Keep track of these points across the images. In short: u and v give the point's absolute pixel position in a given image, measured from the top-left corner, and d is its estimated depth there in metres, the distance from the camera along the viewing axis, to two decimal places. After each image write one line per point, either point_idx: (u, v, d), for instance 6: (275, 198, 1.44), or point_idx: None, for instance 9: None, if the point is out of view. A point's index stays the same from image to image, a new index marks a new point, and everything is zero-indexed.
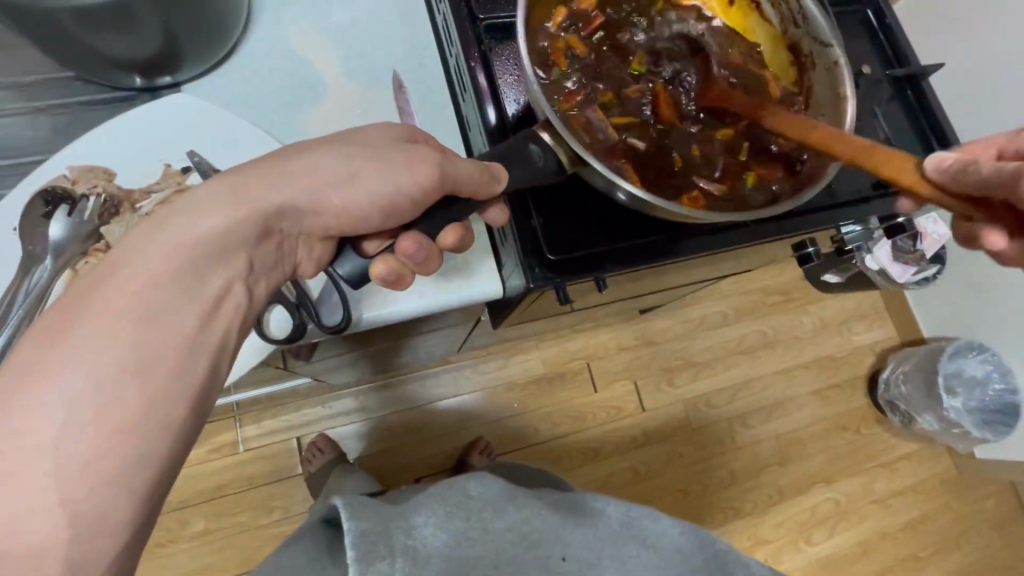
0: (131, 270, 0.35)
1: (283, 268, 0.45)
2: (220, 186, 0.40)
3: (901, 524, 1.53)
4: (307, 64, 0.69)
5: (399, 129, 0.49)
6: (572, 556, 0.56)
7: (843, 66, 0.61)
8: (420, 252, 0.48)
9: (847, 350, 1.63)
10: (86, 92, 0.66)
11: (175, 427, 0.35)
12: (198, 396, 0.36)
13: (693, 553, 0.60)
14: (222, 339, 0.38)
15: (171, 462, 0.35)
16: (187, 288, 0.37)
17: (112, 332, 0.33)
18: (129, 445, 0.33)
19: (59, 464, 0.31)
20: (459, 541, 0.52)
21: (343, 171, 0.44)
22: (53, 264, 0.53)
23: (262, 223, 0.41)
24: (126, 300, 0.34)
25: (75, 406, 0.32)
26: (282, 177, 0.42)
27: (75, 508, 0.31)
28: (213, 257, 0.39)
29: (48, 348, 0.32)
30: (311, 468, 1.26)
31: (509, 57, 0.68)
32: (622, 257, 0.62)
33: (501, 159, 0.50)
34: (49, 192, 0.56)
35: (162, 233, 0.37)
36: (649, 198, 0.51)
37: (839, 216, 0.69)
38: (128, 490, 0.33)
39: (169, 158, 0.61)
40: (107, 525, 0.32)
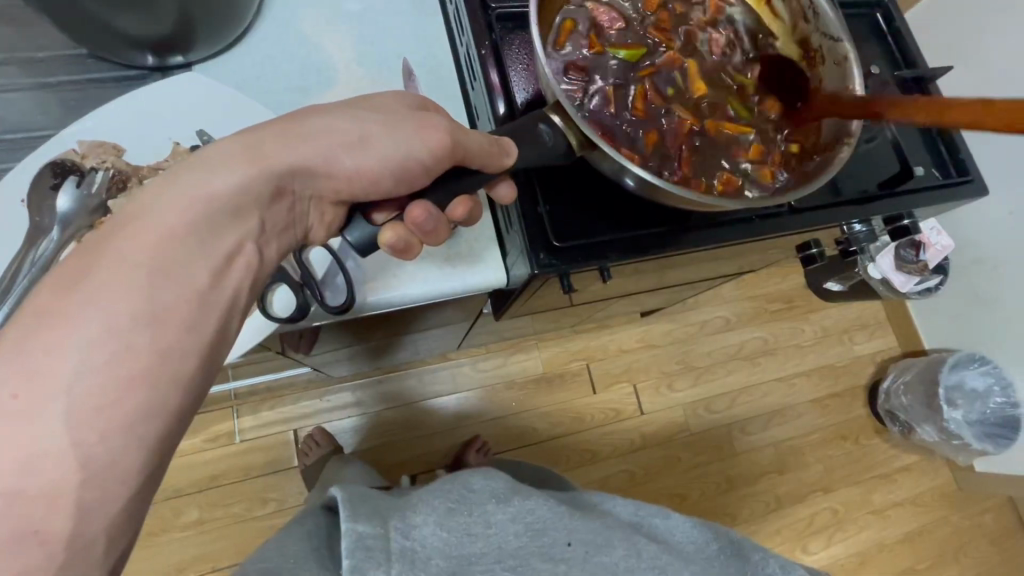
0: (145, 220, 0.35)
1: (295, 231, 0.45)
2: (236, 144, 0.40)
3: (899, 536, 1.52)
4: (318, 49, 0.70)
5: (410, 98, 0.49)
6: (577, 541, 0.53)
7: (853, 61, 0.61)
8: (429, 220, 0.48)
9: (847, 359, 1.63)
10: (97, 69, 0.66)
11: (186, 379, 0.35)
12: (208, 348, 0.36)
13: (707, 546, 0.59)
14: (233, 296, 0.38)
15: (180, 413, 0.35)
16: (201, 241, 0.37)
17: (127, 280, 0.33)
18: (140, 392, 0.33)
19: (71, 407, 0.31)
20: (459, 538, 0.52)
21: (356, 134, 0.45)
22: (60, 236, 0.52)
23: (275, 183, 0.41)
24: (140, 250, 0.34)
25: (88, 351, 0.32)
26: (296, 137, 0.43)
27: (87, 452, 0.31)
28: (227, 213, 0.39)
29: (66, 293, 0.32)
30: (306, 461, 1.26)
31: (519, 45, 0.68)
32: (628, 246, 0.62)
33: (512, 135, 0.50)
34: (59, 164, 0.55)
35: (177, 188, 0.37)
36: (658, 181, 0.51)
37: (846, 213, 0.69)
38: (138, 438, 0.33)
39: (179, 136, 0.61)
40: (117, 473, 0.32)
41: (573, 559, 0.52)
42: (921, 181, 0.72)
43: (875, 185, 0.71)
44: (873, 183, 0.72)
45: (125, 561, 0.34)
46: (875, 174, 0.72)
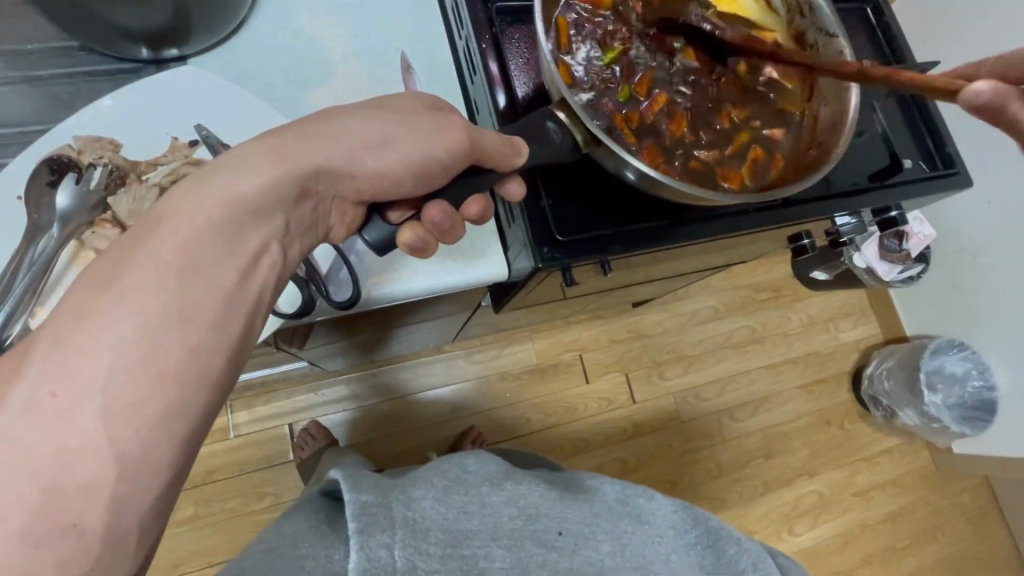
0: (174, 221, 0.35)
1: (317, 230, 0.45)
2: (261, 146, 0.40)
3: (881, 516, 1.58)
4: (317, 42, 0.69)
5: (425, 98, 0.50)
6: (569, 530, 0.55)
7: (847, 56, 0.63)
8: (446, 220, 0.49)
9: (832, 346, 1.67)
10: (90, 62, 0.65)
11: (214, 377, 0.35)
12: (235, 347, 0.36)
13: (687, 531, 0.60)
14: (259, 294, 0.38)
15: (209, 411, 0.35)
16: (228, 241, 0.37)
17: (157, 280, 0.33)
18: (170, 390, 0.33)
19: (105, 404, 0.31)
20: (457, 514, 0.53)
21: (377, 135, 0.45)
22: (59, 233, 0.52)
23: (300, 185, 0.41)
24: (170, 250, 0.34)
25: (121, 351, 0.32)
26: (318, 138, 0.43)
27: (120, 450, 0.31)
28: (252, 214, 0.39)
29: (100, 293, 0.33)
30: (303, 455, 1.27)
31: (520, 40, 0.69)
32: (628, 240, 0.63)
33: (523, 133, 0.51)
34: (55, 161, 0.54)
35: (204, 189, 0.37)
36: (658, 175, 0.52)
37: (835, 207, 0.70)
38: (169, 436, 0.33)
39: (178, 132, 0.60)
40: (149, 470, 0.32)
41: (564, 547, 0.54)
42: (907, 174, 0.74)
43: (865, 178, 0.73)
44: (863, 175, 0.73)
45: (151, 557, 0.34)
46: (865, 167, 0.74)
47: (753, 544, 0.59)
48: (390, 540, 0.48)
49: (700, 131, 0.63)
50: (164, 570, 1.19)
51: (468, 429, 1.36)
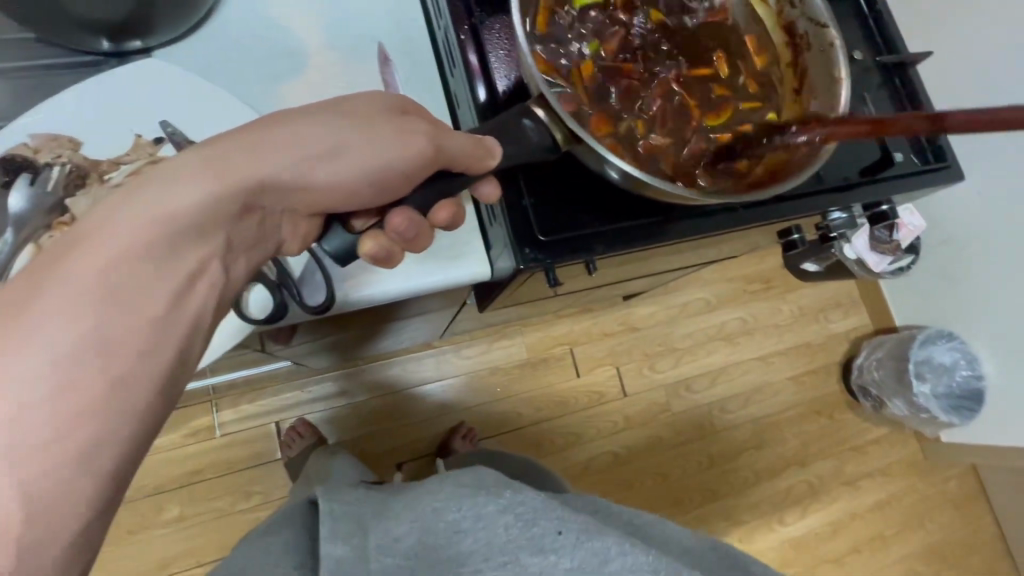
0: (97, 241, 0.33)
1: (266, 245, 0.43)
2: (197, 158, 0.37)
3: (870, 504, 1.59)
4: (289, 33, 0.66)
5: (388, 99, 0.47)
6: (569, 530, 0.48)
7: (838, 48, 0.61)
8: (410, 228, 0.47)
9: (823, 337, 1.67)
10: (49, 54, 0.62)
11: (142, 408, 0.33)
12: (168, 375, 0.34)
13: (704, 554, 0.55)
14: (196, 317, 0.36)
15: (137, 443, 0.33)
16: (160, 262, 0.35)
17: (75, 307, 0.31)
18: (89, 425, 0.31)
19: (14, 441, 0.29)
20: (447, 538, 0.48)
21: (329, 143, 0.42)
22: (14, 238, 0.50)
23: (243, 201, 0.39)
24: (91, 274, 0.32)
25: (32, 385, 0.29)
26: (260, 147, 0.40)
27: (32, 488, 0.29)
28: (188, 232, 0.36)
29: (10, 320, 0.30)
30: (289, 453, 1.25)
31: (501, 31, 0.65)
32: (613, 238, 0.61)
33: (497, 131, 0.50)
34: (9, 162, 0.52)
35: (132, 205, 0.34)
36: (640, 175, 0.51)
37: (827, 202, 0.69)
38: (88, 472, 0.31)
39: (141, 128, 0.58)
40: (66, 510, 0.30)
41: (564, 548, 0.47)
42: (900, 167, 0.73)
43: (856, 173, 0.71)
44: (855, 169, 0.72)
45: None
46: (857, 161, 0.72)
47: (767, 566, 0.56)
48: None
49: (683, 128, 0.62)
50: (152, 569, 1.18)
51: (460, 424, 1.35)
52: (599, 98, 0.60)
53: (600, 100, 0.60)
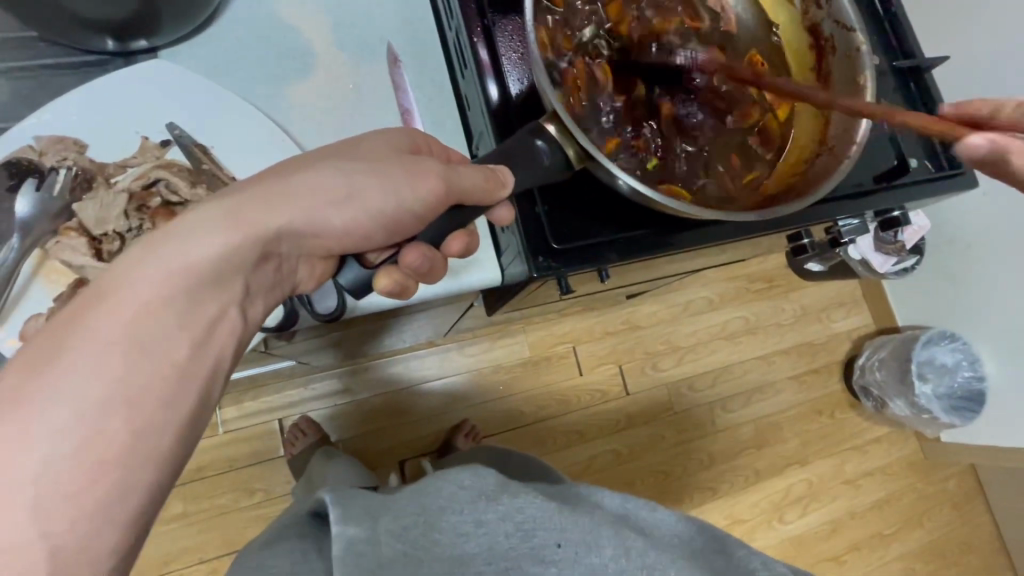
0: (120, 293, 0.32)
1: (282, 289, 0.43)
2: (217, 207, 0.37)
3: (869, 503, 1.60)
4: (296, 33, 0.65)
5: (399, 138, 0.48)
6: (568, 543, 0.46)
7: (865, 52, 0.60)
8: (424, 263, 0.46)
9: (825, 336, 1.67)
10: (52, 54, 0.60)
11: (162, 457, 0.32)
12: (188, 423, 0.33)
13: (694, 539, 0.54)
14: (215, 364, 0.35)
15: (158, 491, 0.32)
16: (181, 312, 0.34)
17: (98, 361, 0.31)
18: (111, 476, 0.30)
19: (37, 498, 0.28)
20: (450, 539, 0.47)
21: (342, 189, 0.42)
22: (21, 244, 0.49)
23: (260, 249, 0.38)
24: (113, 327, 0.31)
25: (57, 439, 0.29)
26: (281, 197, 0.39)
27: (56, 541, 0.29)
28: (208, 281, 0.35)
29: (33, 375, 0.30)
30: (295, 450, 1.23)
31: (513, 32, 0.64)
32: (626, 248, 0.60)
33: (508, 160, 0.48)
34: (14, 164, 0.52)
35: (155, 257, 0.34)
36: (649, 193, 0.50)
37: (839, 210, 0.68)
38: (110, 523, 0.30)
39: (146, 131, 0.57)
40: (89, 560, 0.30)
41: (565, 563, 0.46)
42: (914, 173, 0.72)
43: (871, 178, 0.71)
44: (869, 176, 0.71)
45: None
46: (872, 167, 0.71)
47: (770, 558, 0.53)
48: None
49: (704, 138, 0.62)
50: (154, 566, 1.17)
51: (462, 423, 1.35)
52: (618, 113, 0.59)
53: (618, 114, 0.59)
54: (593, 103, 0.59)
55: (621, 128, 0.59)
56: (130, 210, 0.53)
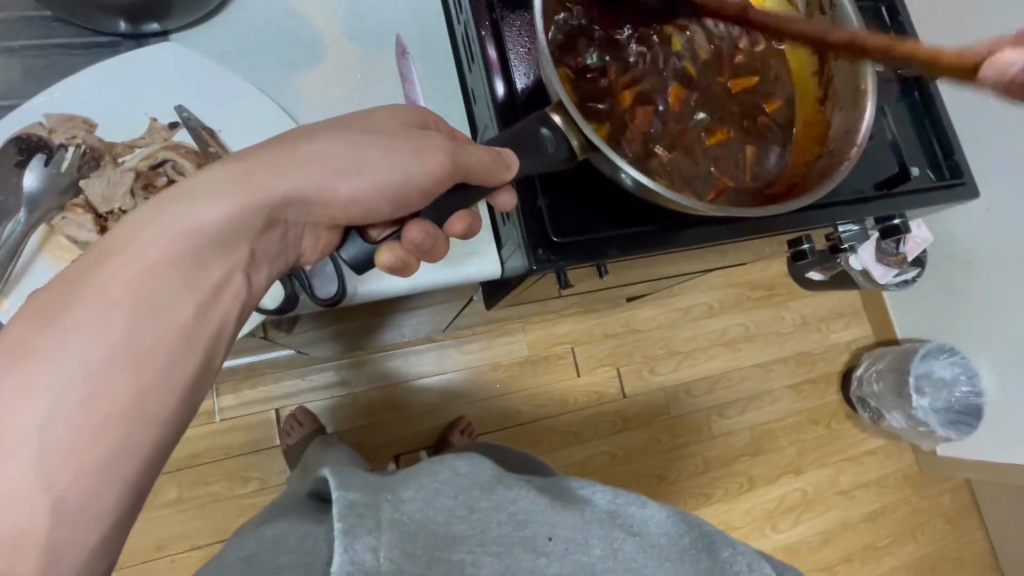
0: (128, 253, 0.33)
1: (286, 256, 0.42)
2: (226, 173, 0.37)
3: (863, 515, 1.60)
4: (306, 21, 0.65)
5: (409, 115, 0.48)
6: (559, 537, 0.48)
7: (867, 59, 0.61)
8: (427, 241, 0.46)
9: (824, 346, 1.67)
10: (65, 34, 0.61)
11: (164, 419, 0.32)
12: (190, 385, 0.34)
13: (682, 536, 0.53)
14: (219, 329, 0.36)
15: (159, 451, 0.32)
16: (187, 275, 0.34)
17: (105, 317, 0.31)
18: (114, 433, 0.30)
19: (41, 449, 0.28)
20: (443, 518, 0.46)
21: (350, 160, 0.42)
22: (28, 218, 0.50)
23: (268, 213, 0.39)
24: (120, 285, 0.32)
25: (62, 392, 0.29)
26: (285, 166, 0.40)
27: (57, 495, 0.29)
28: (214, 246, 0.36)
29: (41, 329, 0.30)
30: (288, 441, 1.25)
31: (522, 28, 0.65)
32: (625, 244, 0.60)
33: (517, 143, 0.49)
34: (24, 140, 0.52)
35: (162, 219, 0.34)
36: (653, 185, 0.50)
37: (838, 215, 0.69)
38: (112, 480, 0.30)
39: (155, 112, 0.57)
40: (87, 517, 0.29)
41: (554, 554, 0.47)
42: (915, 182, 0.72)
43: (872, 185, 0.71)
44: (869, 183, 0.71)
45: None
46: (873, 173, 0.72)
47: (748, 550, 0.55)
48: (376, 542, 0.43)
49: (707, 143, 0.61)
50: (147, 551, 1.18)
51: (457, 420, 1.35)
52: (626, 113, 0.60)
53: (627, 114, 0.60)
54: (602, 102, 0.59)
55: (630, 127, 0.59)
56: (137, 189, 0.54)
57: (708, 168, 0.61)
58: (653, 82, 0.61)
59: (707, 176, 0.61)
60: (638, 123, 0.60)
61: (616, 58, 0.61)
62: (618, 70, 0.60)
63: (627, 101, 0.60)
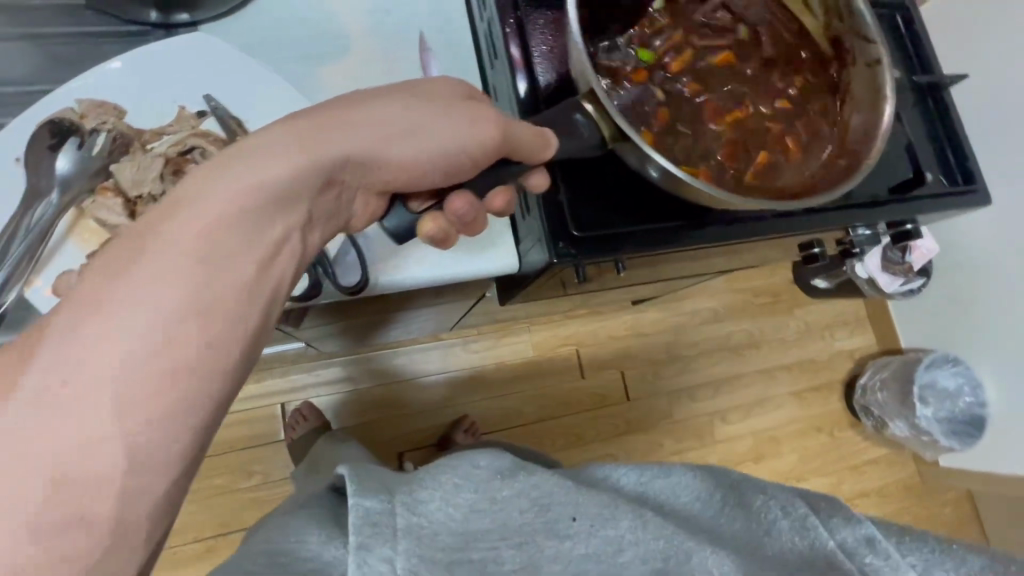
0: (195, 207, 0.33)
1: (339, 218, 0.43)
2: (288, 132, 0.37)
3: None
4: (332, 15, 0.67)
5: (460, 86, 0.47)
6: (583, 515, 0.46)
7: (885, 65, 0.61)
8: (470, 212, 0.47)
9: (828, 354, 1.67)
10: (94, 22, 0.62)
11: (228, 370, 0.33)
12: (251, 340, 0.34)
13: (712, 497, 0.54)
14: (278, 286, 0.36)
15: (222, 403, 0.33)
16: (251, 230, 0.35)
17: (176, 268, 0.31)
18: (184, 382, 0.31)
19: (117, 396, 0.29)
20: (464, 515, 0.45)
21: (406, 123, 0.42)
22: (59, 200, 0.51)
23: (325, 175, 0.39)
24: (188, 237, 0.32)
25: (137, 340, 0.30)
26: (346, 127, 0.40)
27: (133, 440, 0.29)
28: (277, 203, 0.36)
29: (115, 279, 0.30)
30: (294, 435, 1.25)
31: (543, 27, 0.65)
32: (643, 240, 0.61)
33: (551, 125, 0.50)
34: (57, 124, 0.53)
35: (227, 175, 0.35)
36: (681, 174, 0.51)
37: (853, 217, 0.69)
38: (180, 429, 0.31)
39: (185, 101, 0.58)
40: (159, 464, 0.30)
41: (578, 534, 0.45)
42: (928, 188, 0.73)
43: (885, 189, 0.72)
44: (883, 188, 0.72)
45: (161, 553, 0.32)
46: (887, 178, 0.72)
47: (781, 490, 0.52)
48: (393, 552, 0.40)
49: (740, 143, 0.65)
50: None
51: (461, 419, 1.35)
52: (661, 116, 0.64)
53: (662, 117, 0.64)
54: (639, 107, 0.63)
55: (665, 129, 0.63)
56: (165, 175, 0.54)
57: (741, 166, 0.64)
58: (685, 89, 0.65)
59: (741, 173, 0.63)
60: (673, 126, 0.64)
61: (649, 67, 0.65)
62: (651, 77, 0.65)
63: (661, 106, 0.64)
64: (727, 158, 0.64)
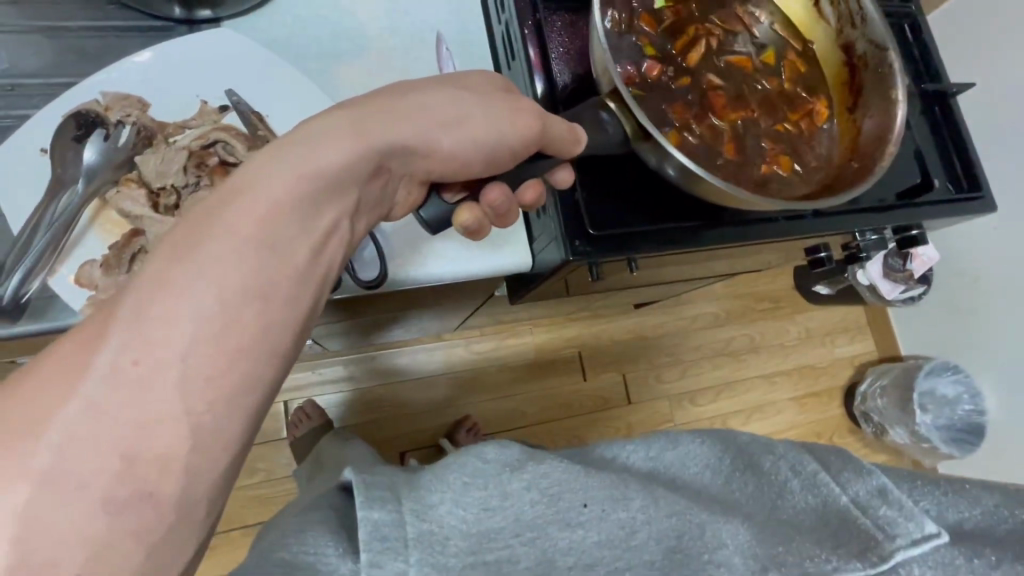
0: (254, 193, 0.34)
1: (382, 208, 0.44)
2: (341, 120, 0.38)
3: None
4: (353, 14, 0.68)
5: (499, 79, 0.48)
6: (594, 501, 0.46)
7: (898, 70, 0.63)
8: (504, 204, 0.48)
9: (828, 361, 1.68)
10: (122, 17, 0.63)
11: (282, 355, 0.33)
12: (303, 324, 0.35)
13: (722, 465, 0.54)
14: (327, 272, 0.37)
15: (275, 385, 0.33)
16: (305, 216, 0.35)
17: (238, 252, 0.32)
18: (243, 364, 0.31)
19: (183, 377, 0.30)
20: (475, 514, 0.44)
21: (453, 114, 0.43)
22: (84, 190, 0.52)
23: (374, 164, 0.40)
24: (249, 222, 0.33)
25: (202, 321, 0.30)
26: (395, 116, 0.41)
27: (196, 420, 0.30)
28: (329, 190, 0.37)
29: (180, 261, 0.31)
30: (297, 433, 1.25)
31: (560, 28, 0.67)
32: (658, 240, 0.62)
33: (578, 121, 0.51)
34: (83, 116, 0.54)
35: (284, 161, 0.35)
36: (700, 172, 0.52)
37: (862, 221, 0.70)
38: (239, 410, 0.31)
39: (206, 95, 0.59)
40: (220, 443, 0.31)
41: (590, 519, 0.45)
42: (936, 194, 0.74)
43: (893, 195, 0.73)
44: (891, 194, 0.73)
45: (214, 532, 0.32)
46: (894, 185, 0.74)
47: (789, 448, 0.53)
48: (405, 565, 0.40)
49: (751, 139, 0.64)
50: None
51: (463, 420, 1.36)
52: (673, 108, 0.63)
53: (674, 109, 0.63)
54: (651, 98, 0.63)
55: (677, 121, 0.62)
56: (189, 167, 0.55)
57: (751, 163, 0.63)
58: (697, 83, 0.65)
59: (751, 169, 0.63)
60: (685, 118, 0.63)
61: (661, 59, 0.64)
62: (664, 70, 0.64)
63: (673, 98, 0.63)
64: (738, 153, 0.63)
